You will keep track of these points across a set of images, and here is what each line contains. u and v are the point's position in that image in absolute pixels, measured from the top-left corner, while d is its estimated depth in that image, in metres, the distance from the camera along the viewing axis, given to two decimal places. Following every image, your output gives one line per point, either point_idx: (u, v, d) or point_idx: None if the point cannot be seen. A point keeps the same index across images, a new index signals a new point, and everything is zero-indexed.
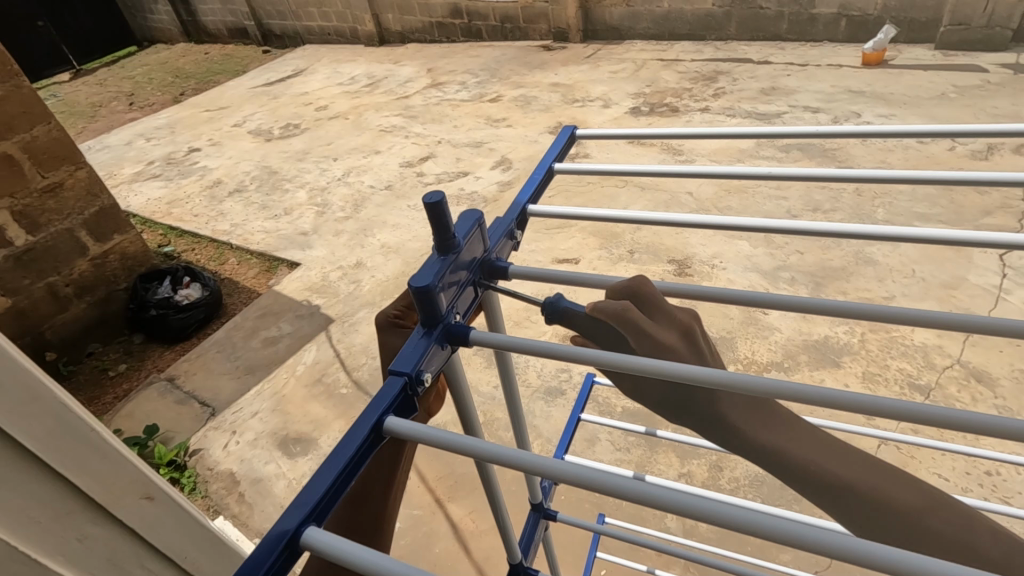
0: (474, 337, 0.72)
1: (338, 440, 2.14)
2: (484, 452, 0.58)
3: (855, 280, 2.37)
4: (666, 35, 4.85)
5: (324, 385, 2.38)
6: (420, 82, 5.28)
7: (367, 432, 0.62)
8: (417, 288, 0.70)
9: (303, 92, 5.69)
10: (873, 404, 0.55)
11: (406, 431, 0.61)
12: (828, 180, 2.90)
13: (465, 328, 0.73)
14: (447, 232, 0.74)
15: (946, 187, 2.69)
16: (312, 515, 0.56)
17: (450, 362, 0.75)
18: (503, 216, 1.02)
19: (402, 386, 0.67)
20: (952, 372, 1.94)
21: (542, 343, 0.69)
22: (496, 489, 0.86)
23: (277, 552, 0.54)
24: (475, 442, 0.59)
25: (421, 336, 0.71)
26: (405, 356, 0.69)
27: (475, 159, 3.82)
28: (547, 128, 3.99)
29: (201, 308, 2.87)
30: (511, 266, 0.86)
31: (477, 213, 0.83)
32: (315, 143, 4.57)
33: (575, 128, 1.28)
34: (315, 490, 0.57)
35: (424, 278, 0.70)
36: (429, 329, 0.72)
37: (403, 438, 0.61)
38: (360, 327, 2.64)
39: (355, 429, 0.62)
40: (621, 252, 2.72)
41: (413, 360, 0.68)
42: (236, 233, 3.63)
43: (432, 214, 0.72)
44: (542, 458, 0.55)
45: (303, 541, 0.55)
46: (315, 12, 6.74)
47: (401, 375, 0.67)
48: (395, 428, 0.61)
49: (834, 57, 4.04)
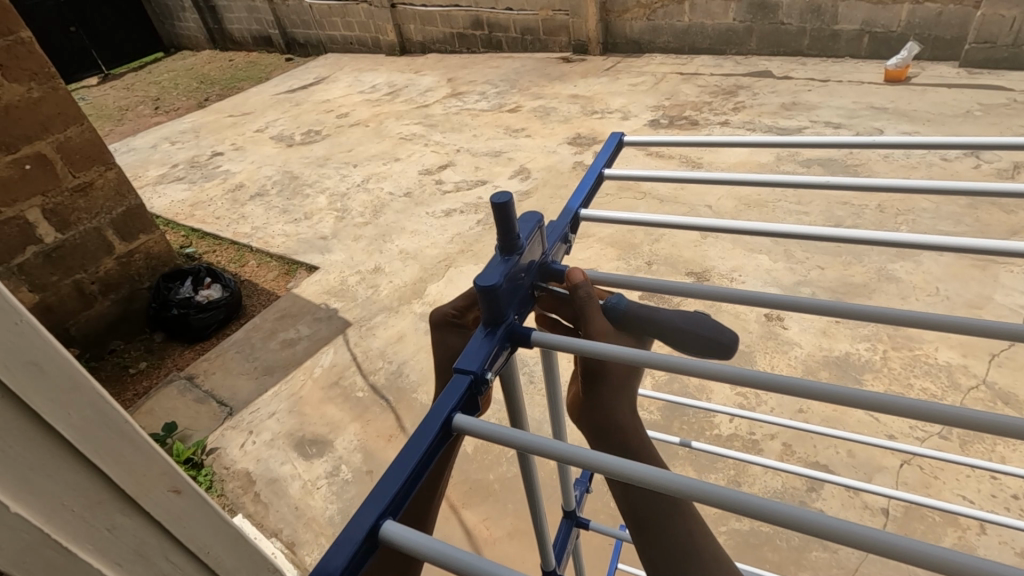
0: (535, 338, 0.78)
1: (354, 443, 2.15)
2: (532, 443, 0.65)
3: (877, 297, 2.34)
4: (686, 48, 4.87)
5: (342, 387, 2.39)
6: (440, 92, 5.34)
7: (437, 429, 0.68)
8: (483, 287, 0.76)
9: (325, 99, 5.79)
10: (880, 401, 0.63)
11: (471, 427, 0.67)
12: (850, 196, 2.88)
13: (526, 329, 0.80)
14: (511, 234, 0.80)
15: (971, 206, 2.66)
16: (388, 509, 0.61)
17: (510, 363, 0.81)
18: (557, 220, 1.07)
19: (468, 384, 0.72)
20: (977, 394, 1.91)
21: (583, 344, 0.76)
22: (537, 490, 0.90)
23: (357, 544, 0.59)
24: (525, 435, 0.66)
25: (485, 335, 0.78)
26: (470, 354, 0.76)
27: (494, 168, 3.85)
28: (566, 138, 4.01)
29: (222, 308, 2.91)
30: (567, 269, 0.93)
31: (537, 216, 0.90)
32: (336, 150, 4.64)
33: (623, 134, 1.30)
34: (392, 485, 0.62)
35: (489, 277, 0.76)
36: (492, 329, 0.79)
37: (466, 432, 0.67)
38: (377, 331, 2.66)
39: (425, 426, 0.68)
40: (639, 263, 2.72)
41: (479, 359, 0.74)
42: (256, 236, 3.69)
43: (499, 214, 0.78)
44: (580, 448, 0.62)
45: (382, 534, 0.59)
46: (339, 22, 6.86)
47: (467, 373, 0.73)
48: (465, 424, 0.67)
49: (855, 73, 4.03)
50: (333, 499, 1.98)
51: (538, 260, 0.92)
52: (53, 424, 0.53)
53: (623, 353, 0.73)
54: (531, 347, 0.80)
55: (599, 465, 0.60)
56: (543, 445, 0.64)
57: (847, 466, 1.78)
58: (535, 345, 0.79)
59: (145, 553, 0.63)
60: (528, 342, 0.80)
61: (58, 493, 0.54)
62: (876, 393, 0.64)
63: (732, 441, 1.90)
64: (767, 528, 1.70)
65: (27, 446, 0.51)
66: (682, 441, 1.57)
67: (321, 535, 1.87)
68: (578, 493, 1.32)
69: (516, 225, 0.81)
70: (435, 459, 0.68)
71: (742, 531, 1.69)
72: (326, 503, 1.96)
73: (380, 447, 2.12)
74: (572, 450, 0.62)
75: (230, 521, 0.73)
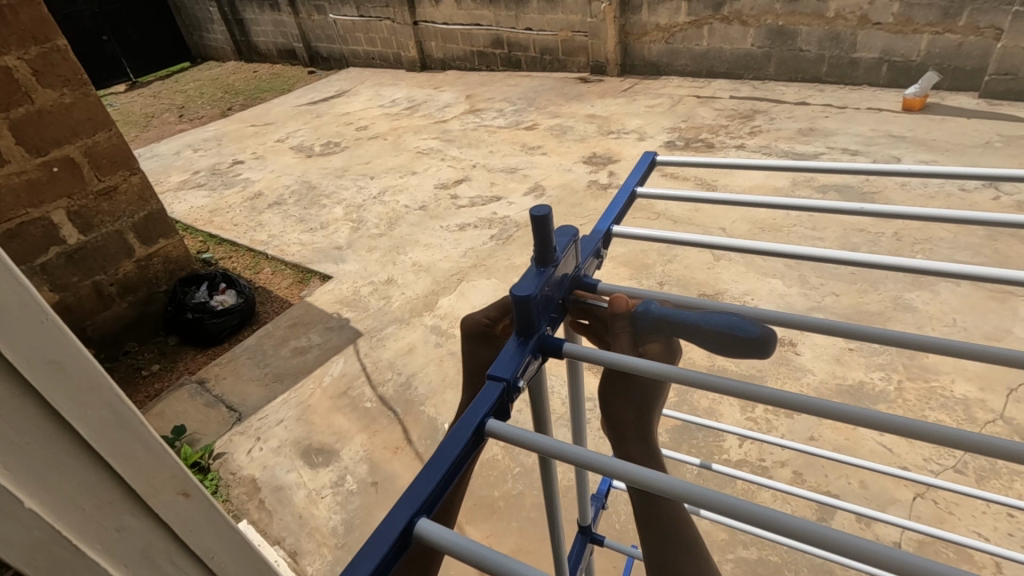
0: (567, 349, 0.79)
1: (361, 454, 2.15)
2: (557, 449, 0.66)
3: (893, 326, 2.31)
4: (704, 72, 4.90)
5: (350, 398, 2.39)
6: (458, 108, 5.42)
7: (471, 432, 0.69)
8: (519, 297, 0.77)
9: (345, 112, 5.90)
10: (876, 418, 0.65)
11: (503, 431, 0.68)
12: (867, 223, 2.86)
13: (557, 340, 0.80)
14: (548, 247, 0.81)
15: (991, 237, 2.63)
16: (422, 508, 0.62)
17: (539, 373, 0.82)
18: (588, 236, 1.08)
19: (501, 392, 0.73)
20: (994, 428, 1.87)
21: (604, 353, 0.77)
22: (556, 492, 0.89)
23: (391, 542, 0.59)
24: (549, 441, 0.67)
25: (517, 345, 0.79)
26: (503, 362, 0.76)
27: (509, 184, 3.88)
28: (581, 157, 4.03)
29: (237, 314, 2.95)
30: (600, 283, 0.94)
31: (571, 231, 0.91)
32: (354, 161, 4.72)
33: (655, 155, 1.31)
34: (426, 486, 0.63)
35: (526, 287, 0.78)
36: (524, 339, 0.79)
37: (497, 437, 0.68)
38: (387, 342, 2.67)
39: (458, 431, 0.69)
40: (651, 284, 2.72)
41: (511, 368, 0.75)
42: (273, 244, 3.74)
43: (537, 226, 0.80)
44: (601, 455, 0.64)
45: (416, 533, 0.60)
46: (362, 37, 7.01)
47: (500, 381, 0.74)
48: (498, 430, 0.68)
49: (874, 101, 4.02)
50: (337, 509, 1.97)
51: (570, 274, 0.93)
52: (72, 424, 0.53)
53: (642, 365, 0.75)
54: (563, 358, 0.80)
55: (617, 471, 0.62)
56: (567, 451, 0.65)
57: (859, 497, 1.75)
58: (566, 357, 0.79)
59: (150, 555, 0.63)
60: (560, 353, 0.80)
61: (72, 488, 0.54)
62: (883, 413, 0.66)
63: (741, 467, 1.88)
64: (776, 557, 1.66)
65: (42, 445, 0.51)
66: (700, 463, 1.56)
67: (324, 545, 1.86)
68: (594, 511, 1.33)
69: (553, 238, 0.83)
70: (467, 463, 0.68)
71: (751, 561, 1.66)
72: (330, 513, 1.95)
73: (386, 458, 2.11)
74: (595, 457, 0.63)
75: (237, 528, 0.72)
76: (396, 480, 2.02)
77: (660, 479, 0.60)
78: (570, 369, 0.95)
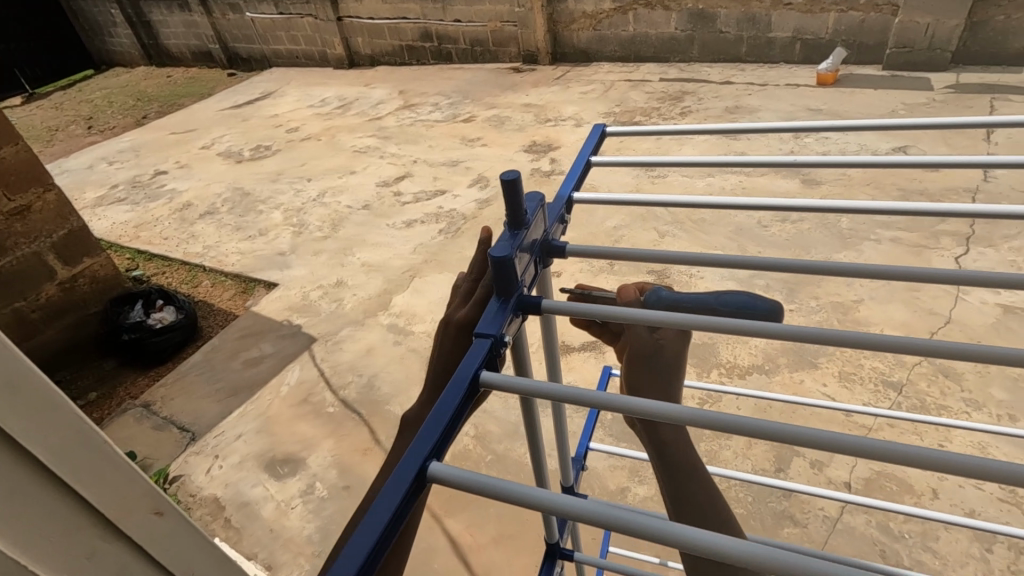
0: (546, 305, 0.80)
1: (328, 459, 2.10)
2: (555, 393, 0.69)
3: (826, 285, 2.48)
4: (632, 57, 5.04)
5: (311, 404, 2.34)
6: (392, 104, 5.33)
7: (467, 382, 0.70)
8: (495, 256, 0.78)
9: (273, 114, 5.67)
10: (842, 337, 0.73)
11: (498, 381, 0.70)
12: (795, 192, 3.05)
13: (534, 297, 0.82)
14: (518, 209, 0.82)
15: (904, 197, 2.86)
16: (433, 452, 0.63)
17: (520, 330, 0.84)
18: (551, 203, 1.09)
19: (490, 346, 0.74)
20: (921, 369, 2.05)
21: (586, 309, 0.81)
22: (541, 445, 0.91)
23: (406, 488, 0.60)
24: (546, 386, 0.70)
25: (499, 304, 0.80)
26: (487, 320, 0.77)
27: (453, 177, 3.87)
28: (522, 147, 4.06)
29: (178, 331, 2.80)
30: (567, 245, 0.95)
31: (538, 195, 0.92)
32: (288, 164, 4.55)
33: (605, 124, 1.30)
34: (433, 430, 0.64)
35: (502, 247, 0.79)
36: (504, 298, 0.80)
37: (494, 386, 0.70)
38: (344, 345, 2.62)
39: (455, 382, 0.70)
40: (602, 265, 2.79)
41: (496, 324, 0.77)
42: (209, 255, 3.57)
43: (506, 189, 0.81)
44: (597, 392, 0.67)
45: (430, 475, 0.61)
46: (283, 35, 6.75)
47: (487, 337, 0.75)
48: (494, 380, 0.70)
49: (791, 78, 4.26)
50: (310, 517, 1.93)
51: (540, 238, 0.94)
52: (33, 450, 0.50)
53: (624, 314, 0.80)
54: (542, 314, 0.82)
55: (617, 406, 0.66)
56: (566, 393, 0.68)
57: None
58: (545, 312, 0.81)
59: None
60: (539, 311, 0.81)
61: (42, 523, 0.51)
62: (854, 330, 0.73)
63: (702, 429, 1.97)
64: (742, 509, 1.76)
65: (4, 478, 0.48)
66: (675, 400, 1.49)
67: (300, 555, 1.82)
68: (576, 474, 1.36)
69: (522, 202, 0.84)
70: (466, 414, 0.70)
71: None
72: (303, 523, 1.91)
73: (355, 460, 2.08)
74: (593, 395, 0.67)
75: (217, 543, 0.70)
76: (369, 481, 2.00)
77: (659, 409, 0.65)
78: (544, 327, 0.97)
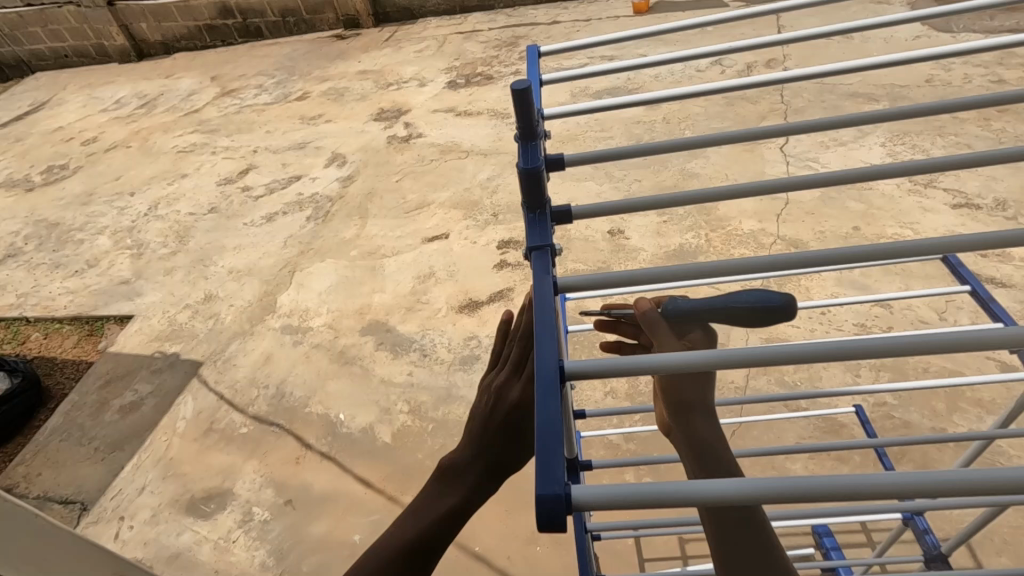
0: (583, 212, 0.69)
1: (259, 481, 1.94)
2: (656, 277, 0.60)
3: (686, 193, 2.73)
4: (457, 9, 4.97)
5: (219, 432, 2.12)
6: (207, 93, 4.75)
7: (553, 287, 0.60)
8: (526, 170, 0.65)
9: (57, 126, 4.77)
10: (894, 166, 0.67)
11: (582, 283, 0.61)
12: (640, 115, 3.28)
13: (563, 205, 0.70)
14: (532, 117, 0.65)
15: (729, 103, 3.21)
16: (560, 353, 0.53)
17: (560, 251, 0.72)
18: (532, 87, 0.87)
19: (551, 258, 0.64)
20: (777, 246, 2.37)
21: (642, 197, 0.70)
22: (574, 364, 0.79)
23: (558, 393, 0.49)
24: (642, 272, 0.60)
25: (537, 223, 0.67)
26: (531, 236, 0.66)
27: (304, 160, 3.59)
28: (371, 116, 3.87)
29: (20, 396, 2.36)
30: (563, 156, 0.75)
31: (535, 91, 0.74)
32: (99, 181, 3.90)
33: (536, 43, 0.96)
34: (554, 328, 0.55)
35: (531, 160, 0.66)
36: (538, 213, 0.67)
37: (578, 288, 0.61)
38: (236, 361, 2.38)
39: (539, 285, 0.59)
40: (486, 217, 2.80)
41: (547, 235, 0.65)
42: (29, 304, 2.99)
43: (517, 102, 0.64)
44: (693, 265, 0.60)
45: (571, 372, 0.52)
46: (41, 32, 5.63)
47: (543, 249, 0.64)
48: (578, 283, 0.61)
49: (610, 10, 4.50)
50: (257, 544, 1.78)
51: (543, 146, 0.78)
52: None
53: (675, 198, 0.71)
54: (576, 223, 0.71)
55: (715, 269, 0.60)
56: (667, 274, 0.60)
57: None
58: (583, 219, 0.70)
59: None
60: (572, 220, 0.70)
61: None
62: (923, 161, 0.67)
63: None
64: None
65: None
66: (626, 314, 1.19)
67: None
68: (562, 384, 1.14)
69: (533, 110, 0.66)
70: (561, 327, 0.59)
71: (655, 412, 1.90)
72: (250, 552, 1.76)
73: (290, 473, 1.94)
74: (693, 267, 0.60)
75: None
76: (312, 488, 1.89)
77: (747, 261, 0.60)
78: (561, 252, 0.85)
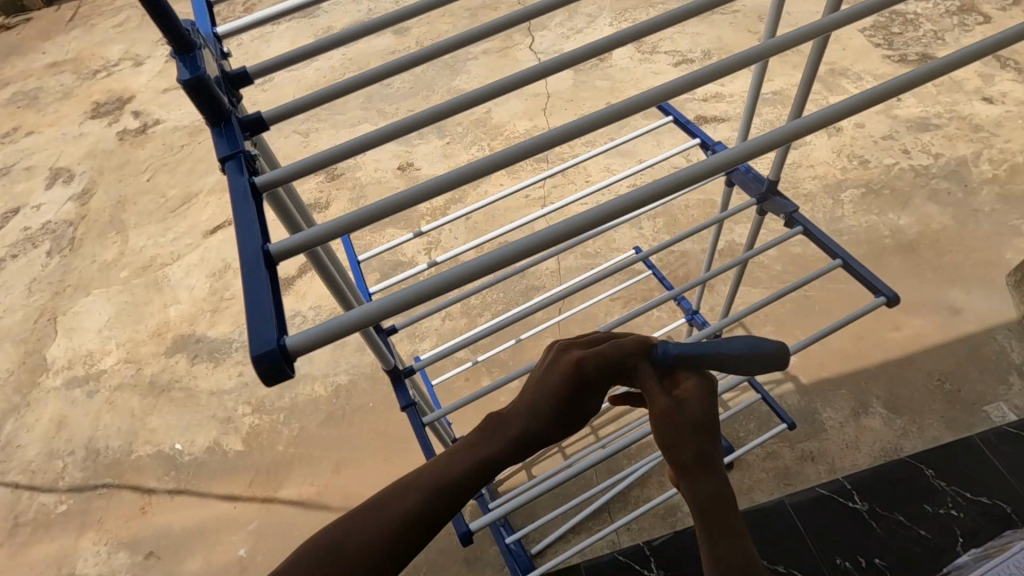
0: (270, 116, 0.70)
1: (103, 551, 1.70)
2: (331, 158, 0.67)
3: (461, 111, 2.78)
4: None
5: (31, 523, 1.79)
6: None
7: (249, 193, 0.58)
8: (190, 80, 0.57)
9: None
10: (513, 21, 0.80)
11: (277, 177, 0.61)
12: (394, 44, 3.18)
13: (252, 112, 0.70)
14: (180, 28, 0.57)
15: (474, 14, 3.25)
16: (261, 238, 0.55)
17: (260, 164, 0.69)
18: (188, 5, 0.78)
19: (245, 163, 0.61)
20: None
21: (312, 95, 0.74)
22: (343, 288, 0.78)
23: (264, 269, 0.52)
24: (321, 156, 0.66)
25: (224, 139, 0.62)
26: (221, 150, 0.62)
27: (15, 187, 2.91)
28: (85, 113, 3.22)
29: None
30: (249, 69, 0.73)
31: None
32: None
33: None
34: (251, 225, 0.55)
35: (194, 68, 0.57)
36: (223, 129, 0.63)
37: (277, 182, 0.61)
38: (19, 441, 1.98)
39: (238, 201, 0.57)
40: None
41: (236, 142, 0.62)
42: None
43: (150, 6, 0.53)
44: (351, 143, 0.69)
45: (277, 252, 0.54)
46: None
47: (235, 157, 0.61)
48: (275, 176, 0.60)
49: None
50: None
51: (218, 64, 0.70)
52: None
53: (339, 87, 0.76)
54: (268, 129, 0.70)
55: (372, 140, 0.69)
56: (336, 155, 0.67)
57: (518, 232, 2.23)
58: (272, 123, 0.70)
59: None
60: (264, 126, 0.70)
61: None
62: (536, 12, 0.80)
63: None
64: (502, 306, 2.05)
65: None
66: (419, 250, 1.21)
67: None
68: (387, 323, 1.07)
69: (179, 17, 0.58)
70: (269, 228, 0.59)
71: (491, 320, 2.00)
72: None
73: (138, 527, 1.73)
74: (354, 142, 0.68)
75: None
76: (171, 529, 1.71)
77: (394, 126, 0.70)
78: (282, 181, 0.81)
